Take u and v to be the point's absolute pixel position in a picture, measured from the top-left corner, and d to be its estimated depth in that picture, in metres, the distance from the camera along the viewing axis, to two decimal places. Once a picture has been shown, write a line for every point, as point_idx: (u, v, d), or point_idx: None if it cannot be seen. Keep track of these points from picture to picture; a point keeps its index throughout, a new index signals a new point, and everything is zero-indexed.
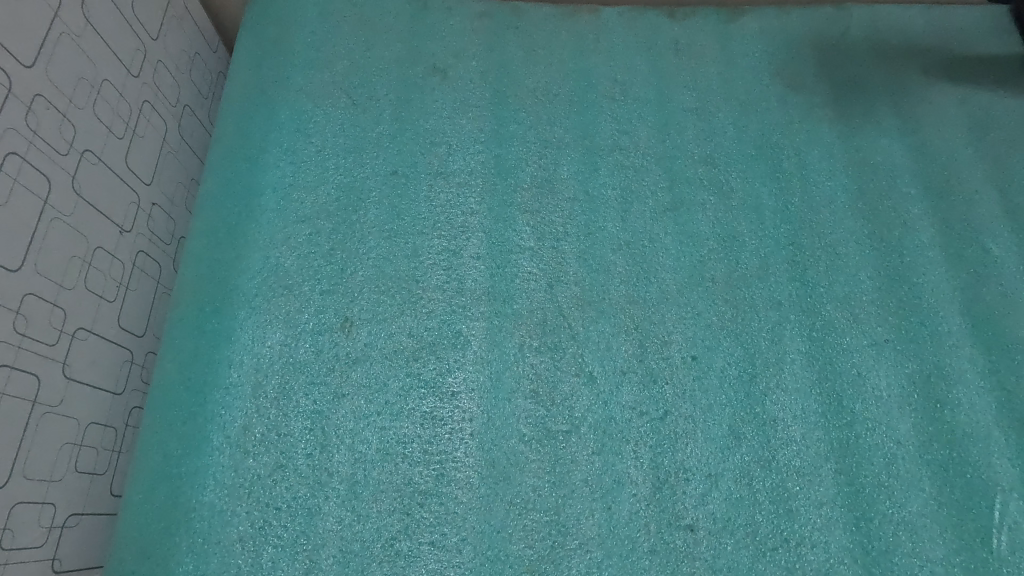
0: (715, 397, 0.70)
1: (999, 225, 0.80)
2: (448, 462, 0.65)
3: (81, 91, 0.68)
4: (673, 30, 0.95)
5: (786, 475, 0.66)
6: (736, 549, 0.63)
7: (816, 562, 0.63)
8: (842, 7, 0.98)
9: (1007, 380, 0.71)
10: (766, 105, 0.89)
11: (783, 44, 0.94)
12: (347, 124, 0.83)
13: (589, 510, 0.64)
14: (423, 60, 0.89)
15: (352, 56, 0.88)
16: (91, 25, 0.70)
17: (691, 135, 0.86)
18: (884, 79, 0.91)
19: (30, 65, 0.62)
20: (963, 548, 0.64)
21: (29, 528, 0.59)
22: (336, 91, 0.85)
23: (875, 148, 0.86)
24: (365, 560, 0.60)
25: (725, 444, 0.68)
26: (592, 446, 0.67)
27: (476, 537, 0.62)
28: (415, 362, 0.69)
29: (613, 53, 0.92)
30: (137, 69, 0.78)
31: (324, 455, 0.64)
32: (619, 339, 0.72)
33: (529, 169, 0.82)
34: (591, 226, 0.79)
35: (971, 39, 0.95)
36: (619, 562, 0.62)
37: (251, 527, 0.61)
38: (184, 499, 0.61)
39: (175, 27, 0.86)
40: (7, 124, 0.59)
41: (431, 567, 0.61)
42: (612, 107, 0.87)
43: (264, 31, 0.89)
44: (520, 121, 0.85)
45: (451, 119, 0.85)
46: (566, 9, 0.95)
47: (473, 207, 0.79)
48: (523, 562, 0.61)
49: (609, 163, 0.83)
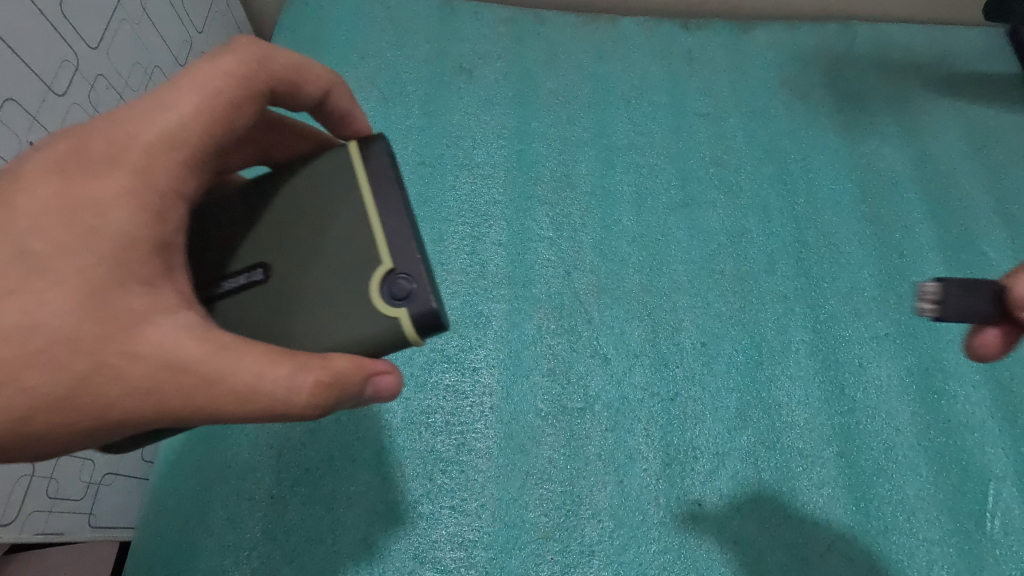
0: (724, 382, 0.73)
1: (994, 230, 0.84)
2: (469, 433, 0.68)
3: (135, 75, 0.73)
4: (687, 40, 1.00)
5: (789, 456, 0.70)
6: (742, 524, 0.66)
7: (817, 538, 0.66)
8: (847, 23, 1.03)
9: (1001, 375, 0.75)
10: (774, 112, 0.93)
11: (791, 55, 0.99)
12: (378, 116, 0.88)
13: (602, 483, 0.67)
14: (451, 60, 0.94)
15: (383, 54, 0.94)
16: (147, 14, 0.75)
17: (703, 137, 0.91)
18: (886, 91, 0.96)
19: (95, 47, 0.66)
20: (958, 530, 0.67)
21: (71, 481, 0.62)
22: (368, 85, 0.90)
23: (877, 155, 0.90)
24: (388, 521, 0.64)
25: (732, 425, 0.71)
26: (606, 422, 0.70)
27: (494, 503, 0.65)
28: (438, 339, 0.73)
29: (630, 59, 0.97)
30: (184, 59, 0.82)
31: (351, 421, 0.68)
32: (632, 324, 0.76)
33: (550, 163, 0.87)
34: (607, 219, 0.83)
35: (970, 56, 1.00)
36: (630, 532, 0.65)
37: (282, 485, 0.65)
38: (219, 457, 0.65)
39: (219, 22, 0.91)
40: (72, 99, 0.63)
41: (451, 529, 0.64)
42: (629, 109, 0.92)
43: (301, 29, 0.94)
44: (541, 119, 0.90)
45: (476, 116, 0.89)
46: (586, 17, 1.00)
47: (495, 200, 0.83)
48: (538, 529, 0.64)
49: (626, 161, 0.88)
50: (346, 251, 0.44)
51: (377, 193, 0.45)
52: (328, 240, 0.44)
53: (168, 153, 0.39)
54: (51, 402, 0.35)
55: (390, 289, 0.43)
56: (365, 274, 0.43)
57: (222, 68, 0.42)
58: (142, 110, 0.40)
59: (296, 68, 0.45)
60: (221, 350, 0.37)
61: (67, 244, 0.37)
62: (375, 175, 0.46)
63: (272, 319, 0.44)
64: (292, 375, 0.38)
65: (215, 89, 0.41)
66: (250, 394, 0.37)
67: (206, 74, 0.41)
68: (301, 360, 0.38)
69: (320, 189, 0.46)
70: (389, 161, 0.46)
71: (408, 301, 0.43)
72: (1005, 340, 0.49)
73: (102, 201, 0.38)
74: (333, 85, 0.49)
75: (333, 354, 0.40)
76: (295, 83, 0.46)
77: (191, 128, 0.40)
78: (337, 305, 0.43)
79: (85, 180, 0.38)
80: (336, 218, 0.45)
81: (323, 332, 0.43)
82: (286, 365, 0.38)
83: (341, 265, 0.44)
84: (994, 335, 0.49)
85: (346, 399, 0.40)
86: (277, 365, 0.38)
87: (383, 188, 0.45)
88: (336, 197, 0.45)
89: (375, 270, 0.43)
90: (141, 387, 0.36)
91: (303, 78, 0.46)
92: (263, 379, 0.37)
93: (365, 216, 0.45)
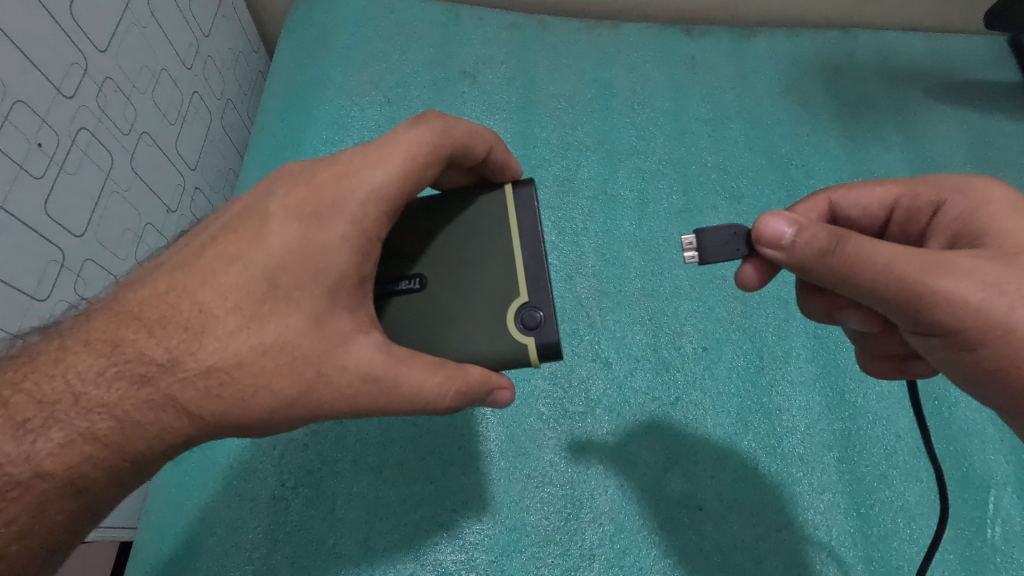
0: (724, 386, 0.73)
1: None
2: (471, 435, 0.69)
3: (143, 77, 0.73)
4: (690, 46, 1.00)
5: (790, 462, 0.70)
6: (741, 528, 0.66)
7: (817, 544, 0.66)
8: (849, 30, 1.02)
9: None
10: (776, 118, 0.94)
11: (794, 61, 0.99)
12: (382, 120, 0.89)
13: (603, 487, 0.67)
14: (455, 65, 0.95)
15: (388, 59, 0.95)
16: (155, 18, 0.75)
17: (705, 143, 0.91)
18: (886, 98, 0.96)
19: (104, 50, 0.67)
20: (958, 537, 0.67)
21: None
22: (373, 90, 0.92)
23: (878, 162, 0.91)
24: (389, 523, 0.64)
25: (733, 429, 0.71)
26: (607, 426, 0.70)
27: (495, 506, 0.65)
28: None
29: (632, 65, 0.97)
30: (191, 62, 0.82)
31: (353, 423, 0.68)
32: (633, 329, 0.76)
33: (552, 168, 0.87)
34: (609, 224, 0.84)
35: (971, 65, 1.00)
36: (630, 536, 0.65)
37: (283, 486, 0.65)
38: (221, 457, 0.66)
39: (226, 25, 0.91)
40: (80, 102, 0.64)
41: (452, 532, 0.64)
42: (631, 115, 0.93)
43: (306, 34, 0.95)
44: (544, 124, 0.91)
45: (479, 120, 0.90)
46: (589, 23, 1.01)
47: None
48: (539, 532, 0.64)
49: (628, 166, 0.88)
50: (493, 277, 0.49)
51: (524, 234, 0.50)
52: (478, 263, 0.50)
53: (375, 209, 0.45)
54: (289, 402, 0.43)
55: (523, 318, 0.48)
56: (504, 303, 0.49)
57: (418, 137, 0.47)
58: (354, 168, 0.46)
59: (469, 136, 0.50)
60: (402, 363, 0.44)
61: (273, 278, 0.44)
62: (527, 216, 0.51)
63: (425, 328, 0.49)
64: (442, 386, 0.44)
65: (411, 154, 0.47)
66: (414, 399, 0.44)
67: (405, 142, 0.47)
68: (449, 371, 0.45)
69: (478, 218, 0.51)
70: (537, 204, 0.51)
71: (536, 331, 0.48)
72: (760, 274, 0.55)
73: (329, 245, 0.44)
74: (493, 146, 0.51)
75: (468, 365, 0.46)
76: (466, 148, 0.50)
77: (392, 191, 0.46)
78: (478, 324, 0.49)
79: (315, 229, 0.44)
80: (489, 246, 0.50)
81: (466, 342, 0.49)
82: (440, 374, 0.45)
83: (489, 289, 0.49)
84: (750, 267, 0.54)
85: (473, 402, 0.47)
86: (433, 375, 0.44)
87: (529, 228, 0.50)
88: (490, 228, 0.51)
89: (513, 300, 0.49)
90: (347, 395, 0.43)
91: (473, 141, 0.50)
92: (425, 386, 0.44)
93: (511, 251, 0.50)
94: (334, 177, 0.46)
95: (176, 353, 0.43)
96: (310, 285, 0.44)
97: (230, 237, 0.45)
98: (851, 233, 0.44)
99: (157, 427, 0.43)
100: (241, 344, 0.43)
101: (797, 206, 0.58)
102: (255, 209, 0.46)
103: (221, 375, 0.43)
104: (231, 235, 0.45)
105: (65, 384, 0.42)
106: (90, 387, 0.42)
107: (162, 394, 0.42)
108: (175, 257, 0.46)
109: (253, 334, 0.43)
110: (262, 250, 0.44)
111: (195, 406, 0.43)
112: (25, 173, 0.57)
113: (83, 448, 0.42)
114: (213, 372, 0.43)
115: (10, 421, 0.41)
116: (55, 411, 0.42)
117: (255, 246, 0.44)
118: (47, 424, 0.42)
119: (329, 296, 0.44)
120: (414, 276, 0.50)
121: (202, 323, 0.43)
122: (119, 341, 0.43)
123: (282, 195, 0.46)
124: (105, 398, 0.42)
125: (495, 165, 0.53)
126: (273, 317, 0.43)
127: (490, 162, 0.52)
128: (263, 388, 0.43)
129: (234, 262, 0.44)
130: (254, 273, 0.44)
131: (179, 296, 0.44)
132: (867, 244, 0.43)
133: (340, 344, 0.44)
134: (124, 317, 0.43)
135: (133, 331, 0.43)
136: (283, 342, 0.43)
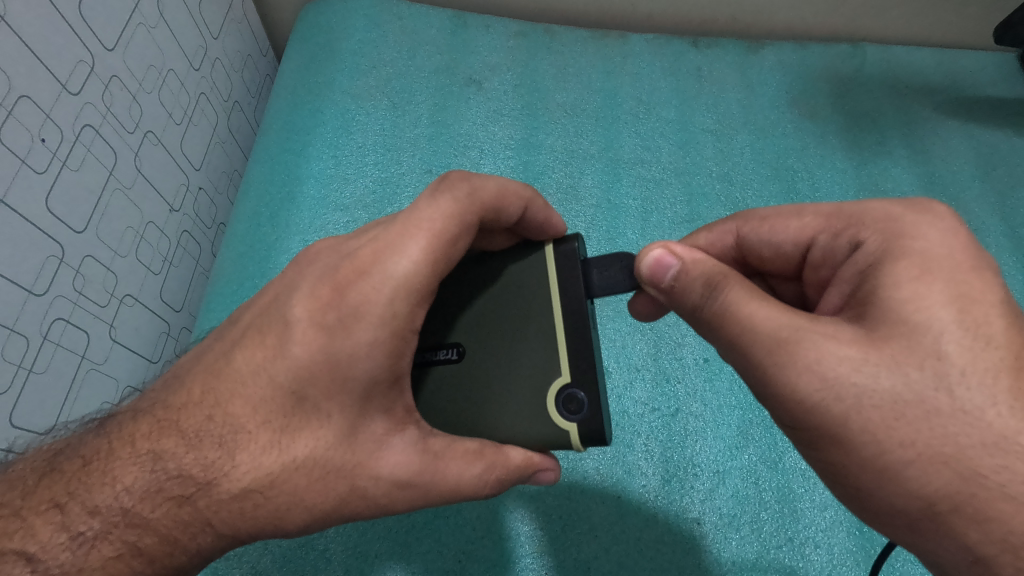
0: (726, 399, 0.72)
1: (1005, 253, 0.84)
2: None
3: (149, 77, 0.74)
4: (696, 58, 0.99)
5: (792, 477, 0.68)
6: (741, 545, 0.64)
7: (818, 563, 0.64)
8: (857, 44, 1.02)
9: None
10: (782, 130, 0.93)
11: (801, 74, 0.99)
12: (387, 124, 0.90)
13: (600, 498, 0.66)
14: (461, 71, 0.95)
15: (394, 63, 0.95)
16: (162, 18, 0.75)
17: (710, 153, 0.91)
18: (895, 113, 0.96)
19: (111, 48, 0.67)
20: None
21: None
22: (378, 94, 0.92)
23: (886, 176, 0.90)
24: (380, 529, 0.63)
25: (734, 443, 0.69)
26: None
27: (490, 514, 0.64)
28: None
29: (638, 74, 0.97)
30: (198, 63, 0.83)
31: None
32: (635, 338, 0.76)
33: (555, 175, 0.88)
34: (612, 232, 0.84)
35: (979, 81, 0.99)
36: (627, 549, 0.64)
37: None
38: None
39: (233, 28, 0.92)
40: (85, 99, 0.64)
41: (446, 538, 0.63)
42: (635, 124, 0.93)
43: (314, 38, 0.95)
44: (549, 132, 0.91)
45: (484, 126, 0.90)
46: (596, 33, 1.00)
47: (359, 191, 0.84)
48: (533, 542, 0.63)
49: (632, 176, 0.88)
50: (534, 356, 0.49)
51: (568, 313, 0.49)
52: (521, 342, 0.50)
53: (405, 299, 0.42)
54: (323, 514, 0.43)
55: (567, 405, 0.47)
56: (545, 385, 0.48)
57: (441, 211, 0.44)
58: (377, 255, 0.43)
59: (501, 196, 0.46)
60: (437, 459, 0.44)
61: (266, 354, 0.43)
62: (569, 294, 0.49)
63: (461, 403, 0.49)
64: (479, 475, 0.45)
65: (435, 232, 0.43)
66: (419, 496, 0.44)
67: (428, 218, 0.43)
68: (488, 461, 0.45)
69: (517, 293, 0.51)
70: (581, 275, 0.50)
71: (581, 416, 0.47)
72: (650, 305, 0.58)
73: (356, 355, 0.41)
74: (532, 201, 0.48)
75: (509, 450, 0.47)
76: (498, 209, 0.46)
77: (421, 273, 0.42)
78: (522, 404, 0.48)
79: (340, 339, 0.41)
80: (529, 320, 0.50)
81: (508, 425, 0.48)
82: (478, 465, 0.45)
83: (528, 369, 0.49)
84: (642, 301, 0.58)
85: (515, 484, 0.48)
86: (472, 465, 0.45)
87: (573, 305, 0.49)
88: (529, 302, 0.50)
89: (554, 381, 0.48)
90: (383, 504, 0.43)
91: (506, 200, 0.47)
92: (462, 477, 0.44)
93: (553, 332, 0.49)
94: (360, 270, 0.43)
95: (211, 473, 0.43)
96: (338, 395, 0.42)
97: (256, 342, 0.44)
98: (733, 277, 0.43)
99: (194, 543, 0.43)
100: (273, 462, 0.42)
101: (710, 227, 0.55)
102: (276, 313, 0.45)
103: (254, 497, 0.42)
104: (256, 340, 0.44)
105: (113, 496, 0.43)
106: (135, 502, 0.43)
107: (199, 514, 0.42)
108: (210, 354, 0.46)
109: (285, 451, 0.42)
110: (285, 361, 0.42)
111: (227, 526, 0.43)
112: (26, 169, 0.57)
113: (129, 561, 0.42)
114: (246, 495, 0.42)
115: (66, 533, 0.42)
116: (106, 524, 0.42)
117: (278, 355, 0.43)
118: (99, 536, 0.42)
119: (359, 404, 0.42)
120: (451, 346, 0.50)
121: (235, 438, 0.43)
122: (161, 454, 0.43)
123: (307, 295, 0.44)
124: (149, 516, 0.42)
125: (533, 221, 0.49)
126: (302, 431, 0.43)
127: (526, 219, 0.49)
128: (296, 505, 0.43)
129: (258, 373, 0.43)
130: (278, 386, 0.42)
131: (212, 409, 0.44)
132: (741, 300, 0.42)
133: (372, 450, 0.43)
134: (162, 427, 0.44)
135: (173, 442, 0.43)
136: (315, 457, 0.42)
